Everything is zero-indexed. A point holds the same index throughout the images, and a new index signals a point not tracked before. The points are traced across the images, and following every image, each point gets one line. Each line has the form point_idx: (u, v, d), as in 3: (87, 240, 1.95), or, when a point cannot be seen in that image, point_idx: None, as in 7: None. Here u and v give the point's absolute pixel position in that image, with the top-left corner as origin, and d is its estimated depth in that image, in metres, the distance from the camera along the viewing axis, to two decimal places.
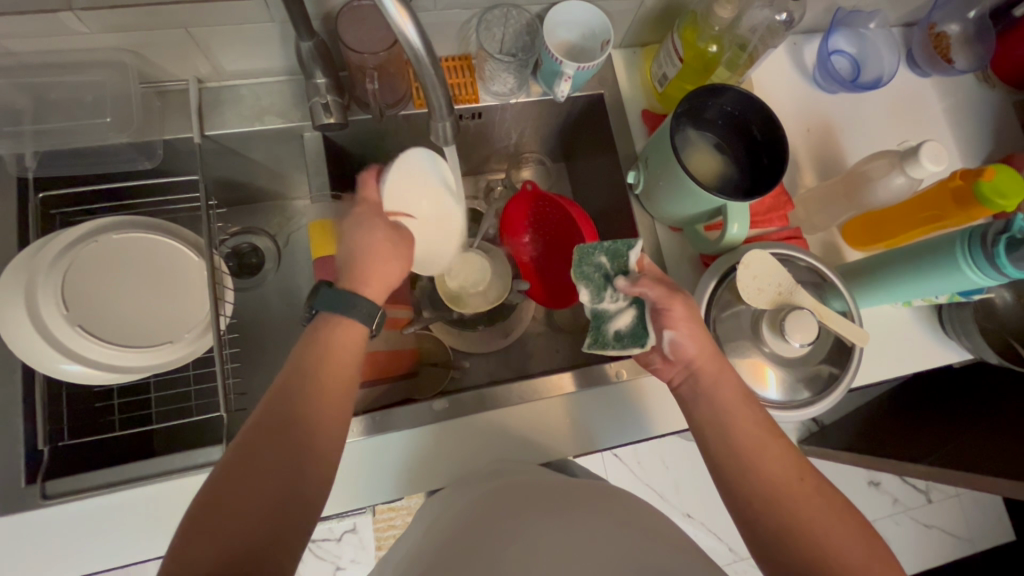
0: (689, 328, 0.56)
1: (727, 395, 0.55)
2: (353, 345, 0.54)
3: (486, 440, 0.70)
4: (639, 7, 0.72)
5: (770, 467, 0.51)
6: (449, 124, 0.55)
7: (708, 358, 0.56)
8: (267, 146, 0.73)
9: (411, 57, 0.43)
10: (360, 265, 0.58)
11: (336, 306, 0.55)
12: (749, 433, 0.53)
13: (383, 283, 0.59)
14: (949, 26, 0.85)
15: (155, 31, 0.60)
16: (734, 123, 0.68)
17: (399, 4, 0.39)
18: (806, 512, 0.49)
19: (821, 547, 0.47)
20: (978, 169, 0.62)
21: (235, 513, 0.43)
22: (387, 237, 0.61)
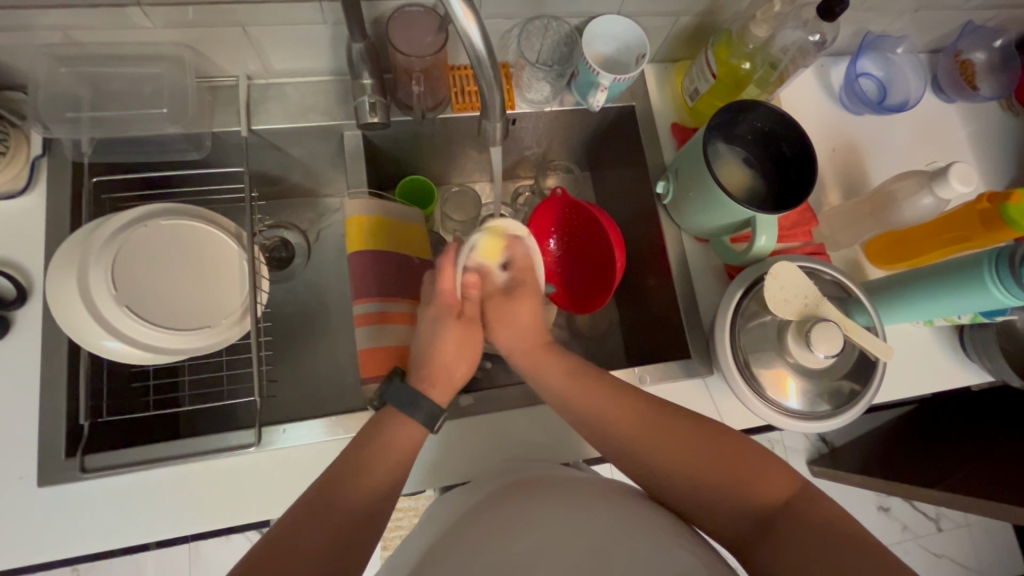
0: (507, 322, 0.67)
1: (552, 371, 0.64)
2: (410, 436, 0.57)
3: (508, 437, 0.71)
4: (674, 23, 0.74)
5: (613, 421, 0.58)
6: (499, 125, 0.58)
7: (517, 347, 0.67)
8: (307, 143, 0.75)
9: (472, 59, 0.47)
10: (431, 367, 0.62)
11: (401, 402, 0.58)
12: (586, 401, 0.60)
13: (448, 383, 0.62)
14: (975, 54, 0.88)
15: (215, 28, 0.63)
16: (764, 139, 0.70)
17: (467, 8, 0.43)
18: (662, 449, 0.55)
19: (689, 481, 0.53)
20: (1005, 193, 0.63)
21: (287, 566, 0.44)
22: (457, 333, 0.64)
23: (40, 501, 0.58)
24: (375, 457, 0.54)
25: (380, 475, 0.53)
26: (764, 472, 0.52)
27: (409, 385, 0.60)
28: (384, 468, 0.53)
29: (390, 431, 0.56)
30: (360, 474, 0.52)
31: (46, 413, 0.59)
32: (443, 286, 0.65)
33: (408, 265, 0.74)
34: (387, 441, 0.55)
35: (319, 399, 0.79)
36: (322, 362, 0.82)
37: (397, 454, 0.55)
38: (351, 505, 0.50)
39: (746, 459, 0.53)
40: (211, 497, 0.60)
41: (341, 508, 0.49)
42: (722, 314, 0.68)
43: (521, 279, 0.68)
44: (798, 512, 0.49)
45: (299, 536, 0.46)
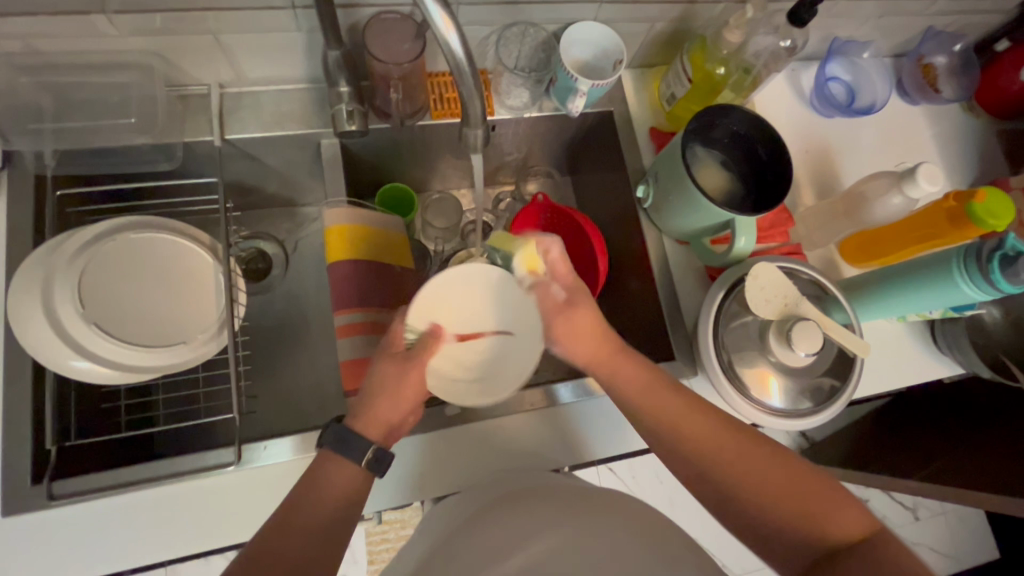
0: (569, 338, 0.60)
1: (630, 380, 0.59)
2: (346, 479, 0.53)
3: (496, 445, 0.70)
4: (649, 29, 0.75)
5: (690, 440, 0.55)
6: (480, 131, 0.58)
7: (598, 348, 0.61)
8: (283, 152, 0.74)
9: (452, 65, 0.47)
10: (371, 405, 0.55)
11: (338, 446, 0.53)
12: (655, 402, 0.57)
13: (385, 425, 0.56)
14: (936, 58, 0.91)
15: (184, 35, 0.61)
16: (740, 143, 0.71)
17: (445, 15, 0.43)
18: (743, 471, 0.53)
19: (765, 506, 0.52)
20: (970, 191, 0.65)
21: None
22: (401, 374, 0.56)
23: (5, 531, 0.55)
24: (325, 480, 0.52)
25: (312, 521, 0.50)
26: (842, 510, 0.51)
27: (346, 426, 0.55)
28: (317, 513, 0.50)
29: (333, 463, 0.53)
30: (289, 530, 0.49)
31: (9, 439, 0.56)
32: (392, 331, 0.59)
33: (388, 275, 0.73)
34: (318, 479, 0.52)
35: (301, 414, 0.77)
36: (304, 375, 0.80)
37: (341, 490, 0.52)
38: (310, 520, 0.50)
39: (827, 499, 0.51)
40: (189, 519, 0.58)
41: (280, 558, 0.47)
42: (704, 316, 0.68)
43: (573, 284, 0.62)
44: (871, 553, 0.48)
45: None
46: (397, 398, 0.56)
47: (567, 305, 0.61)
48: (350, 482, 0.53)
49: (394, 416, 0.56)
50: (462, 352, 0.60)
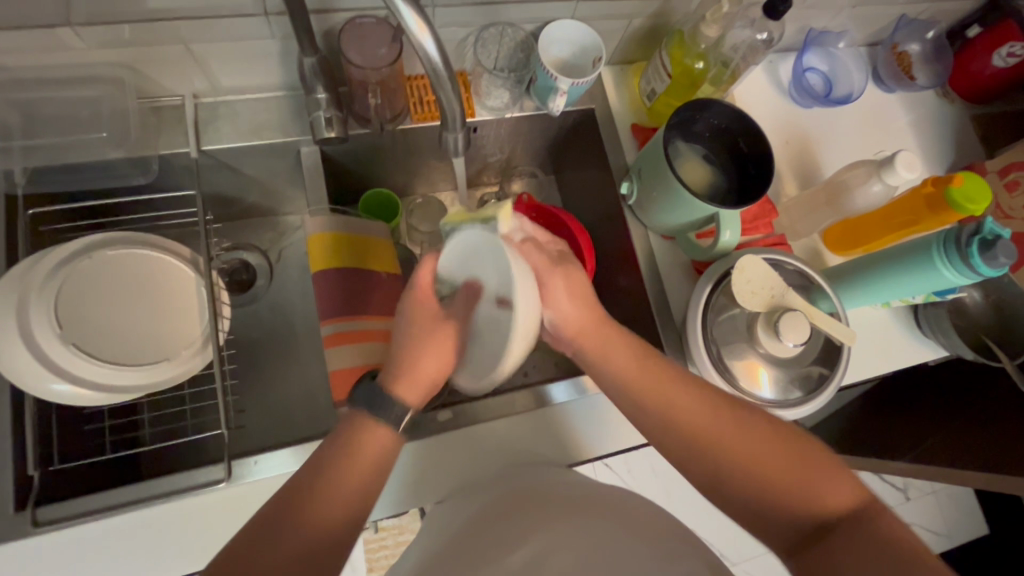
0: (558, 298, 0.60)
1: (618, 354, 0.60)
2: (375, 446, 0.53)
3: (489, 449, 0.70)
4: (627, 25, 0.75)
5: (682, 412, 0.56)
6: (460, 135, 0.58)
7: (586, 322, 0.61)
8: (263, 162, 0.73)
9: (429, 69, 0.46)
10: (406, 365, 0.57)
11: (370, 407, 0.54)
12: (651, 387, 0.57)
13: (424, 383, 0.58)
14: (910, 46, 0.92)
15: (154, 45, 0.60)
16: (721, 136, 0.72)
17: (419, 19, 0.42)
18: (734, 445, 0.54)
19: (761, 479, 0.52)
20: (948, 176, 0.66)
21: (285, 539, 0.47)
22: (442, 339, 0.59)
23: None
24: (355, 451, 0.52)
25: (331, 509, 0.49)
26: (833, 485, 0.51)
27: (380, 386, 0.56)
28: (337, 497, 0.50)
29: (359, 440, 0.53)
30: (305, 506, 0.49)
31: None
32: (420, 283, 0.60)
33: (375, 282, 0.73)
34: (355, 445, 0.53)
35: (292, 425, 0.76)
36: (293, 388, 0.79)
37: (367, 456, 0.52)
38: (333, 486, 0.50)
39: (814, 468, 0.52)
40: (181, 539, 0.58)
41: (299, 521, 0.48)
42: (692, 310, 0.68)
43: (559, 250, 0.63)
44: (859, 528, 0.48)
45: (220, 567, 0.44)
46: (433, 352, 0.58)
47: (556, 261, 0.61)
48: (381, 456, 0.53)
49: (432, 370, 0.58)
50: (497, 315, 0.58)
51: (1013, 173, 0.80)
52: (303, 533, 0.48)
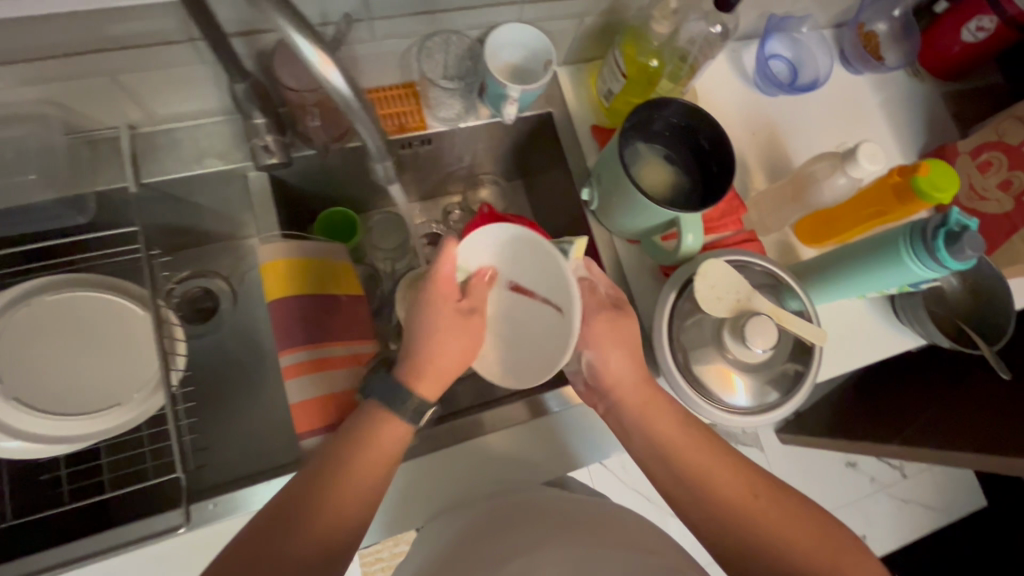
0: (609, 347, 0.62)
1: (663, 420, 0.60)
2: (393, 437, 0.54)
3: (461, 471, 0.68)
4: (579, 24, 0.72)
5: (724, 495, 0.56)
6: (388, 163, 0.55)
7: (626, 387, 0.61)
8: (211, 189, 0.70)
9: (341, 102, 0.44)
10: (421, 358, 0.56)
11: (387, 399, 0.55)
12: (688, 453, 0.58)
13: (437, 378, 0.57)
14: (877, 25, 0.89)
15: (76, 79, 0.57)
16: (681, 134, 0.70)
17: (322, 53, 0.40)
18: (778, 527, 0.54)
19: (790, 554, 0.53)
20: (914, 164, 0.63)
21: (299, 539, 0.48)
22: (460, 340, 0.57)
23: None
24: (369, 447, 0.53)
25: (343, 510, 0.50)
26: (856, 558, 0.53)
27: (394, 378, 0.56)
28: (332, 524, 0.49)
29: (373, 434, 0.53)
30: (280, 550, 0.47)
31: None
32: (439, 274, 0.57)
33: (337, 305, 0.71)
34: (367, 438, 0.53)
35: (264, 456, 0.75)
36: (260, 419, 0.77)
37: (381, 456, 0.53)
38: (347, 489, 0.51)
39: (841, 546, 0.54)
40: None
41: (310, 525, 0.49)
42: (658, 317, 0.66)
43: (617, 299, 0.64)
44: None
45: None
46: (453, 348, 0.57)
47: (609, 309, 0.63)
48: (396, 447, 0.54)
49: (450, 367, 0.57)
50: (510, 298, 0.61)
51: (985, 153, 0.77)
52: (316, 531, 0.49)
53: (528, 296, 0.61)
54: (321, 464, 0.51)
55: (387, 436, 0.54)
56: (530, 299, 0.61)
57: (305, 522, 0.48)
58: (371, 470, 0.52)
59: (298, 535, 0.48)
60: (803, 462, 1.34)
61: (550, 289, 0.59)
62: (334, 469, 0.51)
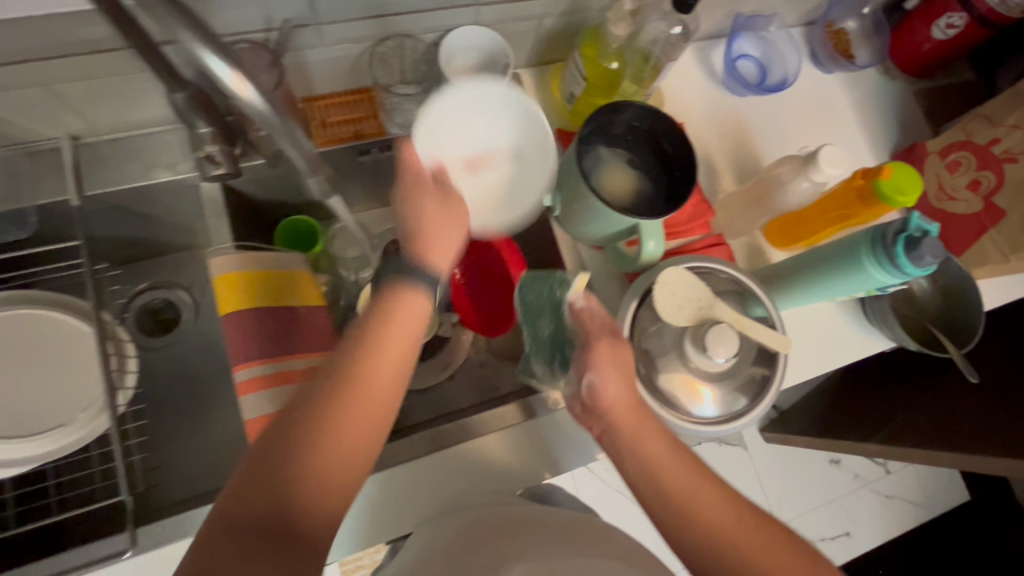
0: (608, 369, 0.57)
1: (655, 442, 0.54)
2: (414, 314, 0.51)
3: (421, 486, 0.68)
4: (538, 27, 0.71)
5: (709, 522, 0.51)
6: (319, 180, 0.52)
7: (624, 408, 0.56)
8: (163, 200, 0.68)
9: (262, 120, 0.42)
10: (419, 235, 0.55)
11: (403, 274, 0.53)
12: (677, 478, 0.53)
13: (443, 252, 0.56)
14: (847, 22, 0.87)
15: (8, 90, 0.55)
16: (642, 137, 0.68)
17: (236, 71, 0.39)
18: (769, 563, 0.50)
19: None
20: (877, 167, 0.62)
21: (330, 426, 0.45)
22: (450, 217, 0.56)
23: None
24: (391, 329, 0.50)
25: (374, 394, 0.47)
26: None
27: (404, 258, 0.54)
28: (363, 426, 0.46)
29: (394, 310, 0.51)
30: (313, 457, 0.44)
31: None
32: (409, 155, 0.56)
33: (296, 319, 0.69)
34: (387, 317, 0.50)
35: (225, 472, 0.73)
36: (222, 434, 0.75)
37: (403, 334, 0.50)
38: (370, 370, 0.48)
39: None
40: None
41: (337, 414, 0.45)
42: (620, 327, 0.65)
43: (614, 327, 0.61)
44: None
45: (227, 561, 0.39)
46: (446, 226, 0.56)
47: (611, 334, 0.59)
48: (418, 319, 0.52)
49: (444, 245, 0.55)
50: (478, 180, 0.60)
51: (953, 153, 0.76)
52: (349, 422, 0.46)
53: (474, 167, 0.59)
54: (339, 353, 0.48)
55: (409, 311, 0.51)
56: (482, 171, 0.60)
57: (329, 411, 0.45)
58: (399, 351, 0.50)
59: (325, 427, 0.45)
60: (786, 460, 1.34)
61: (511, 144, 0.61)
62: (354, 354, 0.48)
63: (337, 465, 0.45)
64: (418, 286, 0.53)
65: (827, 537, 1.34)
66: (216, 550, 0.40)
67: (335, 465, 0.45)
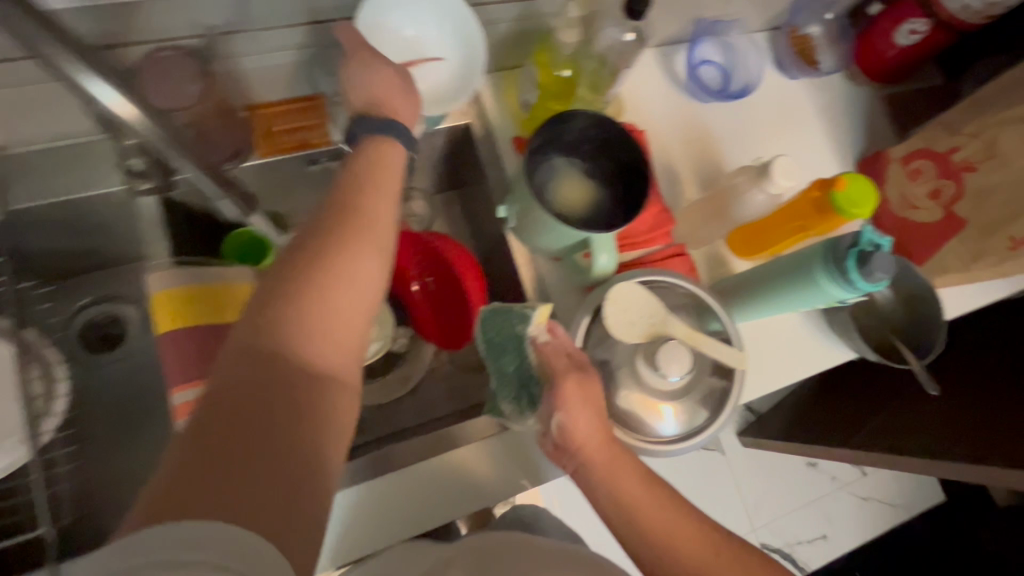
0: (577, 408, 0.54)
1: (629, 478, 0.53)
2: (392, 166, 0.53)
3: (371, 514, 0.64)
4: (490, 32, 0.69)
5: (689, 557, 0.50)
6: (231, 202, 0.61)
7: (596, 445, 0.53)
8: (99, 213, 0.65)
9: (159, 140, 0.49)
10: (377, 100, 0.56)
11: (376, 130, 0.54)
12: (651, 512, 0.51)
13: (409, 111, 0.58)
14: (811, 28, 0.87)
15: None
16: (597, 146, 0.66)
17: (128, 100, 0.45)
18: None
19: None
20: (832, 179, 0.62)
21: (327, 266, 0.45)
22: (406, 98, 0.58)
23: None
24: (371, 178, 0.51)
25: (365, 236, 0.48)
26: None
27: (370, 118, 0.55)
28: (363, 271, 0.47)
29: (373, 166, 0.52)
30: (316, 299, 0.44)
31: None
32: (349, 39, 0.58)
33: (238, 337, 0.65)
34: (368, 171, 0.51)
35: None
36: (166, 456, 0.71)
37: (383, 186, 0.51)
38: (357, 218, 0.48)
39: None
40: None
41: (333, 257, 0.46)
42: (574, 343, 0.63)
43: (583, 362, 0.58)
44: None
45: (250, 397, 0.39)
46: (405, 104, 0.57)
47: (579, 371, 0.56)
48: (396, 172, 0.53)
49: (408, 117, 0.57)
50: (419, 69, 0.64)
51: (915, 161, 0.76)
52: (346, 266, 0.46)
53: (420, 62, 0.64)
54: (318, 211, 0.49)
55: (386, 161, 0.53)
56: (423, 62, 0.64)
57: (323, 256, 0.46)
58: (381, 197, 0.51)
59: (321, 265, 0.45)
60: (763, 465, 1.33)
61: (444, 55, 0.65)
62: (339, 202, 0.49)
63: (339, 312, 0.45)
64: (390, 139, 0.54)
65: (804, 540, 1.32)
66: (234, 394, 0.39)
67: (338, 311, 0.45)
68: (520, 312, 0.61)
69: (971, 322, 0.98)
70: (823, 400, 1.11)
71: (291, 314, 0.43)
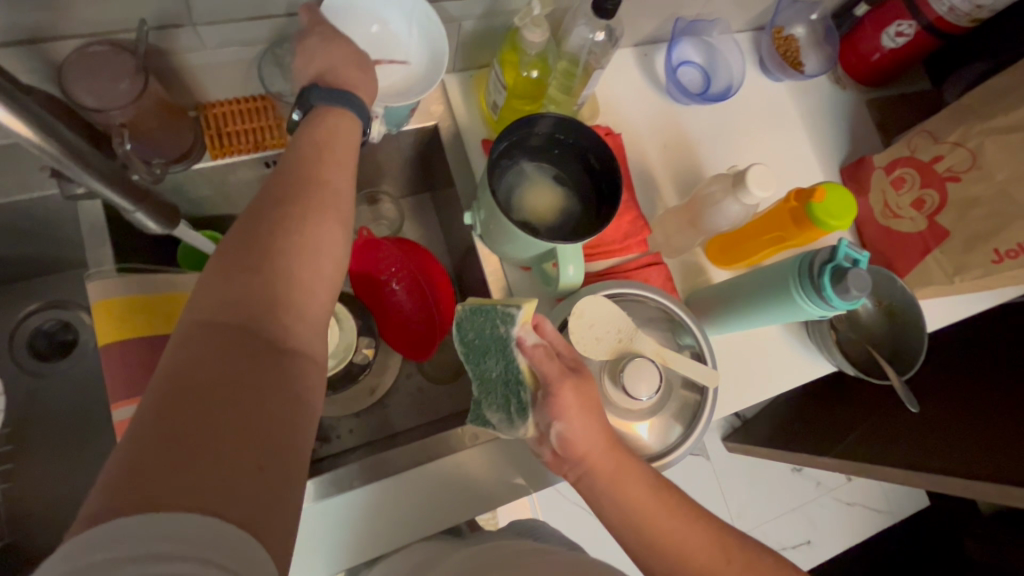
0: (578, 413, 0.47)
1: (637, 487, 0.48)
2: (348, 136, 0.49)
3: (335, 535, 0.60)
4: (457, 30, 0.66)
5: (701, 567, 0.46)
6: (146, 214, 0.51)
7: (601, 453, 0.48)
8: (40, 216, 0.62)
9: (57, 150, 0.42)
10: (326, 74, 0.51)
11: (333, 101, 0.50)
12: (659, 518, 0.47)
13: (367, 89, 0.54)
14: (795, 29, 0.84)
15: None
16: (568, 150, 0.63)
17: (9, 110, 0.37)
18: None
19: None
20: (810, 189, 0.59)
21: (284, 236, 0.41)
22: (362, 74, 0.53)
23: None
24: (328, 147, 0.47)
25: (323, 205, 0.44)
26: None
27: (323, 88, 0.50)
28: (326, 238, 0.43)
29: (328, 135, 0.48)
30: (273, 269, 0.40)
31: None
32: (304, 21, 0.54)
33: None
34: (326, 140, 0.47)
35: None
36: None
37: (340, 155, 0.48)
38: (313, 185, 0.45)
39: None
40: None
41: (292, 225, 0.42)
42: None
43: (576, 362, 0.51)
44: None
45: (202, 373, 0.34)
46: (364, 82, 0.53)
47: (571, 373, 0.49)
48: (352, 142, 0.50)
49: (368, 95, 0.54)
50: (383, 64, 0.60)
51: (898, 169, 0.74)
52: (305, 232, 0.42)
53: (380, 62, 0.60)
54: (268, 180, 0.44)
55: (342, 132, 0.49)
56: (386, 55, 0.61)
57: (278, 224, 0.42)
58: (338, 166, 0.47)
59: (279, 234, 0.41)
60: (747, 472, 1.31)
61: (410, 59, 0.61)
62: (292, 170, 0.45)
63: (300, 280, 0.41)
64: (343, 110, 0.50)
65: (790, 546, 1.29)
66: (187, 365, 0.35)
67: (299, 280, 0.41)
68: (502, 310, 0.53)
69: (956, 329, 0.96)
70: (805, 406, 1.08)
71: (247, 283, 0.39)
